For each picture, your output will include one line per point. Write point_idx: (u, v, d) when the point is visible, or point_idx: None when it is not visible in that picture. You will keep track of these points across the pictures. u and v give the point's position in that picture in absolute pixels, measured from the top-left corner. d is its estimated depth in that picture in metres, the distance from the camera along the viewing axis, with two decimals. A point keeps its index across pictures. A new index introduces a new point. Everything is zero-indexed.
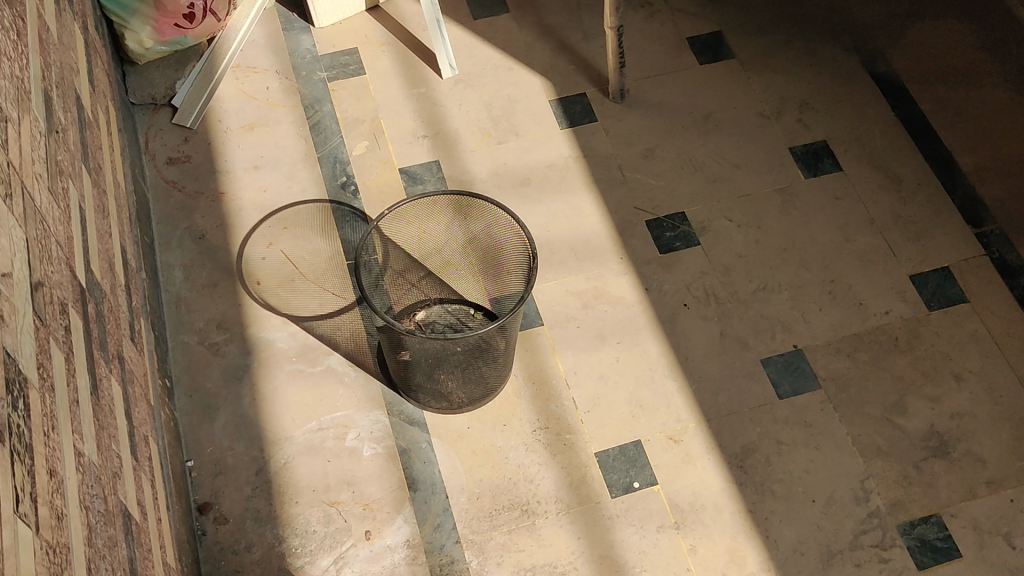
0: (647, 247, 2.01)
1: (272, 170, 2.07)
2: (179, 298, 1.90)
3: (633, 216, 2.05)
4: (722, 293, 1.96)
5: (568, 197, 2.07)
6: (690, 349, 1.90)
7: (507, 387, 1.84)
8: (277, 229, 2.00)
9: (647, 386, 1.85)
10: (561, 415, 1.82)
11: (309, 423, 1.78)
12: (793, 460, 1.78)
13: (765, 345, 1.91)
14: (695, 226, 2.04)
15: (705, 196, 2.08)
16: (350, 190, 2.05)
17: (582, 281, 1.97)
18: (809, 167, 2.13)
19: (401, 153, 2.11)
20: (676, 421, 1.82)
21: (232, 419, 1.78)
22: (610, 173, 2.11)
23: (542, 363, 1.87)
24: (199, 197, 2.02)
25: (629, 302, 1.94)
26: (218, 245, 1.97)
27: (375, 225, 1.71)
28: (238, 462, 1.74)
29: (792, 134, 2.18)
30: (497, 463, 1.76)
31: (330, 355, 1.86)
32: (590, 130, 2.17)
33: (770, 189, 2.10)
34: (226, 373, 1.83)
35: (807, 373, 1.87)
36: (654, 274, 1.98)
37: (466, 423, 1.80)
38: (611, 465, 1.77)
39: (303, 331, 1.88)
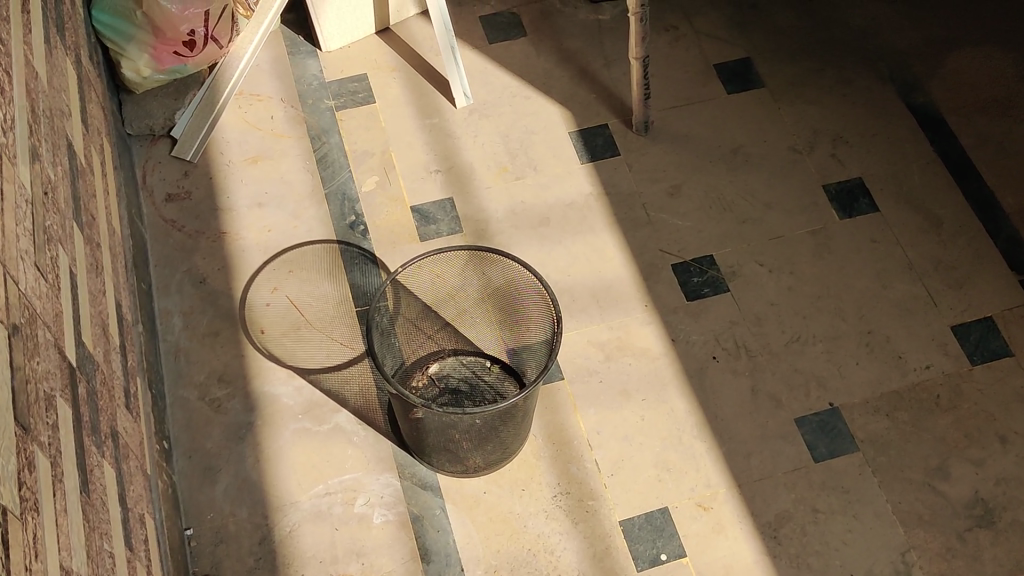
0: (673, 293, 1.90)
1: (277, 208, 1.95)
2: (178, 348, 1.80)
3: (659, 259, 1.94)
4: (754, 344, 1.85)
5: (590, 238, 1.96)
6: (720, 407, 1.79)
7: (526, 448, 1.73)
8: (282, 272, 1.89)
9: (674, 447, 1.74)
10: (583, 479, 1.71)
11: (316, 487, 1.68)
12: (830, 530, 1.68)
13: (800, 403, 1.80)
14: (724, 271, 1.93)
15: (734, 238, 1.97)
16: (359, 230, 1.93)
17: (605, 331, 1.85)
18: (844, 207, 2.02)
19: (412, 189, 1.99)
20: (706, 486, 1.71)
21: (235, 482, 1.68)
22: (634, 212, 1.99)
23: (562, 421, 1.76)
24: (200, 237, 1.92)
25: (655, 354, 1.83)
26: (219, 290, 1.86)
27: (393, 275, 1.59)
28: (240, 530, 1.64)
29: (826, 171, 2.06)
30: (516, 531, 1.66)
31: (339, 412, 1.75)
32: (613, 165, 2.06)
33: (803, 231, 1.98)
34: (228, 431, 1.72)
35: (843, 435, 1.77)
36: (681, 323, 1.87)
37: (482, 487, 1.69)
38: (637, 534, 1.66)
39: (309, 385, 1.77)
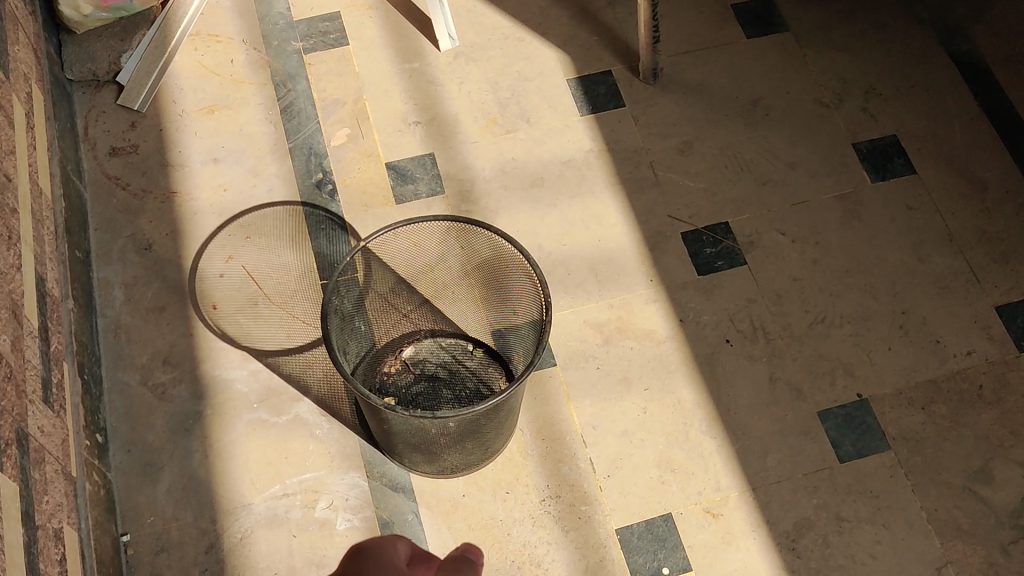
0: (682, 266, 1.68)
1: (234, 164, 1.73)
2: (118, 325, 1.59)
3: (667, 226, 1.72)
4: (773, 325, 1.63)
5: (589, 202, 1.73)
6: (733, 398, 1.57)
7: (512, 444, 1.53)
8: (239, 237, 1.66)
9: (680, 445, 1.53)
10: (576, 481, 1.50)
11: (271, 487, 1.47)
12: (857, 541, 1.47)
13: (824, 393, 1.58)
14: (740, 240, 1.71)
15: (751, 202, 1.75)
16: (327, 189, 1.71)
17: (604, 309, 1.64)
18: (877, 168, 1.78)
19: (388, 143, 1.76)
20: (715, 489, 1.50)
21: (179, 481, 1.47)
22: (639, 172, 1.77)
23: (553, 413, 1.55)
24: (147, 197, 1.69)
25: (660, 337, 1.62)
26: (167, 257, 1.64)
27: (361, 245, 1.35)
28: (184, 537, 1.44)
29: (857, 127, 1.83)
30: (498, 541, 1.45)
31: (300, 400, 1.54)
32: (616, 118, 1.82)
33: (829, 195, 1.76)
34: (173, 422, 1.51)
35: (873, 431, 1.55)
36: (690, 301, 1.65)
37: (461, 490, 1.49)
38: (636, 545, 1.46)
39: (266, 369, 1.56)
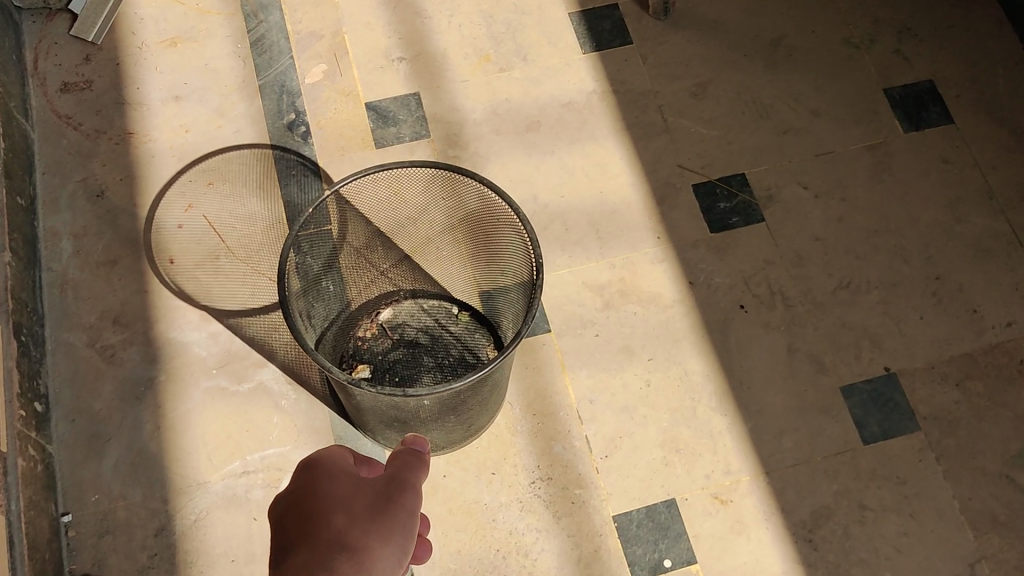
0: (692, 223, 1.52)
1: (197, 102, 1.56)
2: (65, 280, 1.43)
3: (677, 177, 1.55)
4: (792, 290, 1.47)
5: (590, 149, 1.56)
6: (746, 371, 1.42)
7: (500, 419, 1.38)
8: (200, 184, 1.50)
9: (686, 423, 1.38)
10: (569, 461, 1.35)
11: (230, 464, 1.32)
12: (882, 533, 1.32)
13: (847, 367, 1.42)
14: (757, 194, 1.54)
15: (771, 152, 1.57)
16: (299, 131, 1.54)
17: (605, 270, 1.47)
18: (910, 116, 1.61)
19: (369, 81, 1.58)
20: (724, 473, 1.35)
21: (127, 456, 1.33)
22: (647, 117, 1.59)
23: (546, 384, 1.40)
24: (100, 137, 1.52)
25: (667, 302, 1.46)
26: (121, 205, 1.48)
27: (327, 195, 1.18)
28: (131, 518, 1.29)
29: (889, 70, 1.65)
30: (481, 527, 1.31)
31: (264, 367, 1.38)
32: (622, 56, 1.64)
33: (857, 146, 1.58)
34: (122, 390, 1.36)
35: (902, 409, 1.39)
36: (701, 261, 1.49)
37: (442, 470, 1.34)
38: (635, 533, 1.31)
39: (228, 331, 1.40)
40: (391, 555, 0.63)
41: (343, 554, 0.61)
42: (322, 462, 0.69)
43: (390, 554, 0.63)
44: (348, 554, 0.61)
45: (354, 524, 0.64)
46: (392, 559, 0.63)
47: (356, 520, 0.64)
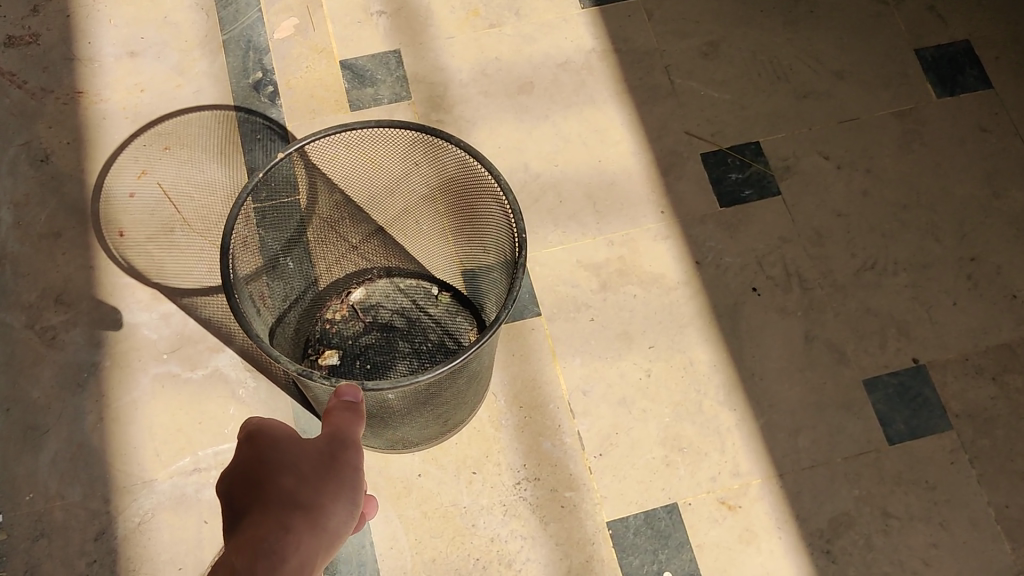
0: (701, 196, 1.37)
1: (154, 59, 1.41)
2: (4, 254, 1.29)
3: (684, 145, 1.40)
4: (810, 271, 1.32)
5: (588, 114, 1.41)
6: (759, 361, 1.27)
7: (482, 412, 1.23)
8: (156, 149, 1.36)
9: (691, 418, 1.24)
10: (559, 460, 1.21)
11: (180, 460, 1.19)
12: (909, 544, 1.17)
13: (871, 358, 1.28)
14: (773, 164, 1.39)
15: (788, 119, 1.42)
16: (266, 92, 1.39)
17: (602, 247, 1.33)
18: (944, 80, 1.45)
19: (345, 37, 1.44)
20: (733, 475, 1.21)
21: (66, 450, 1.19)
22: (651, 79, 1.44)
23: (535, 374, 1.26)
24: (47, 97, 1.38)
25: (670, 283, 1.31)
26: (67, 172, 1.34)
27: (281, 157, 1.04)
28: (69, 520, 1.15)
29: (920, 29, 1.49)
30: (460, 533, 1.16)
31: (220, 352, 1.25)
32: (626, 12, 1.49)
33: (884, 112, 1.43)
34: (63, 376, 1.22)
35: (932, 405, 1.25)
36: (709, 239, 1.34)
37: (416, 468, 1.20)
38: (632, 542, 1.17)
39: (181, 312, 1.26)
40: (343, 511, 0.64)
41: (298, 510, 0.61)
42: (264, 426, 0.67)
43: (340, 511, 0.64)
44: (303, 511, 0.61)
45: (306, 482, 0.63)
46: (343, 516, 0.64)
47: (306, 480, 0.64)
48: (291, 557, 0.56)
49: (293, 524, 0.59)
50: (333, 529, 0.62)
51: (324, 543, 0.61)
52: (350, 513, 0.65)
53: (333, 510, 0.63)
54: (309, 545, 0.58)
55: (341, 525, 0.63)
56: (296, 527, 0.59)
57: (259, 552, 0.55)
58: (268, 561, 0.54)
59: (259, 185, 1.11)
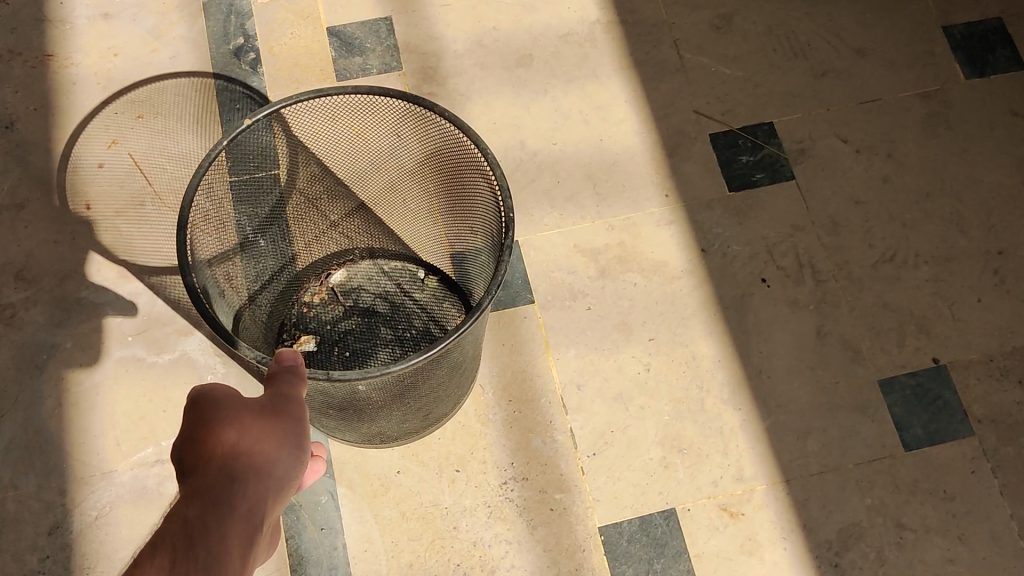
0: (708, 179, 1.28)
1: (130, 22, 1.33)
2: None
3: (692, 124, 1.31)
4: (824, 262, 1.23)
5: (591, 89, 1.32)
6: (767, 357, 1.18)
7: (469, 406, 1.15)
8: (128, 117, 1.27)
9: (692, 418, 1.15)
10: (549, 460, 1.12)
11: (142, 450, 1.11)
12: (924, 559, 1.09)
13: (888, 356, 1.19)
14: (787, 147, 1.30)
15: (804, 98, 1.33)
16: (247, 59, 1.31)
17: (602, 232, 1.24)
18: (973, 60, 1.36)
19: (334, 3, 1.35)
20: (736, 480, 1.12)
21: (22, 437, 1.11)
22: (659, 53, 1.35)
23: (526, 367, 1.17)
24: (15, 60, 1.30)
25: (674, 272, 1.22)
26: (33, 140, 1.25)
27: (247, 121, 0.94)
28: (22, 512, 1.07)
29: (948, 6, 1.40)
30: (439, 536, 1.08)
31: (189, 336, 1.16)
32: None
33: (908, 93, 1.34)
34: (20, 357, 1.14)
35: (953, 410, 1.16)
36: (717, 225, 1.25)
37: (396, 465, 1.11)
38: (625, 550, 1.08)
39: (148, 292, 1.18)
40: (288, 459, 0.62)
41: (240, 462, 0.59)
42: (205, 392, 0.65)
43: (284, 458, 0.62)
44: (247, 462, 0.59)
45: (249, 435, 0.61)
46: (289, 464, 0.62)
47: (248, 432, 0.62)
48: (239, 507, 0.55)
49: (235, 474, 0.57)
50: (279, 474, 0.61)
51: (270, 492, 0.59)
52: (296, 461, 0.63)
53: (277, 458, 0.61)
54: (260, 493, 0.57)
55: (287, 471, 0.61)
56: (238, 477, 0.57)
57: (209, 503, 0.54)
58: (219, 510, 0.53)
59: (227, 156, 1.03)
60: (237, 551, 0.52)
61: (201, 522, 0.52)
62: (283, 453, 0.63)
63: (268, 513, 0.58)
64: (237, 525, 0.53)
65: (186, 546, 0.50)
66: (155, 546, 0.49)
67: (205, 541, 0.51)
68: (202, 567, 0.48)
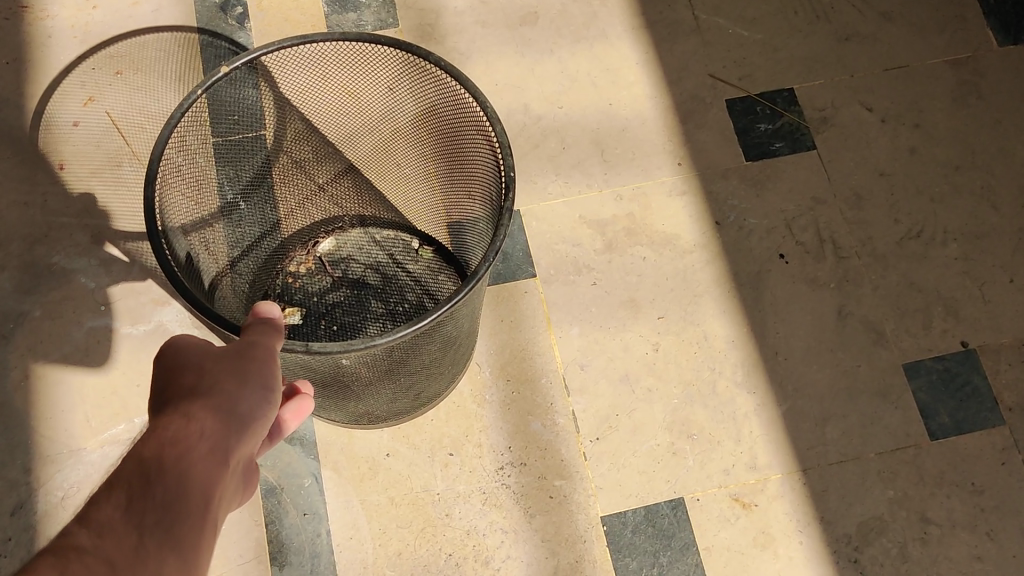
0: (724, 148, 1.20)
1: None
2: None
3: (707, 89, 1.23)
4: (847, 238, 1.16)
5: (600, 50, 1.24)
6: (784, 338, 1.11)
7: (464, 385, 1.07)
8: (106, 72, 1.20)
9: (704, 401, 1.07)
10: (549, 444, 1.05)
11: (113, 427, 1.03)
12: (950, 556, 1.01)
13: (914, 339, 1.11)
14: (808, 115, 1.22)
15: (827, 64, 1.25)
16: (234, 14, 1.23)
17: (610, 202, 1.16)
18: (1006, 27, 1.28)
19: None
20: (750, 468, 1.05)
21: None
22: (673, 14, 1.27)
23: (526, 344, 1.09)
24: None
25: (686, 246, 1.15)
26: (5, 95, 1.17)
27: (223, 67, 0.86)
28: None
29: None
30: (430, 524, 1.01)
31: (166, 307, 1.09)
32: None
33: (939, 60, 1.26)
34: None
35: (982, 397, 1.08)
36: (732, 196, 1.17)
37: (385, 447, 1.04)
38: (629, 542, 1.01)
39: (123, 259, 1.11)
40: (253, 395, 0.59)
41: (202, 402, 0.56)
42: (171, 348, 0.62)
43: (250, 395, 0.59)
44: (208, 401, 0.56)
45: (211, 377, 0.59)
46: (255, 401, 0.59)
47: (210, 374, 0.59)
48: (196, 450, 0.51)
49: (196, 413, 0.55)
50: (243, 416, 0.57)
51: (237, 427, 0.56)
52: (265, 399, 0.60)
53: (237, 403, 0.57)
54: (221, 426, 0.55)
55: (254, 408, 0.58)
56: (199, 415, 0.55)
57: (170, 435, 0.51)
58: (179, 442, 0.51)
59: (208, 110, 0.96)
60: (199, 482, 0.49)
61: (159, 452, 0.49)
62: (246, 394, 0.59)
63: (235, 445, 0.55)
64: (200, 461, 0.51)
65: (144, 477, 0.47)
66: (112, 483, 0.47)
67: (165, 470, 0.48)
68: (161, 503, 0.46)
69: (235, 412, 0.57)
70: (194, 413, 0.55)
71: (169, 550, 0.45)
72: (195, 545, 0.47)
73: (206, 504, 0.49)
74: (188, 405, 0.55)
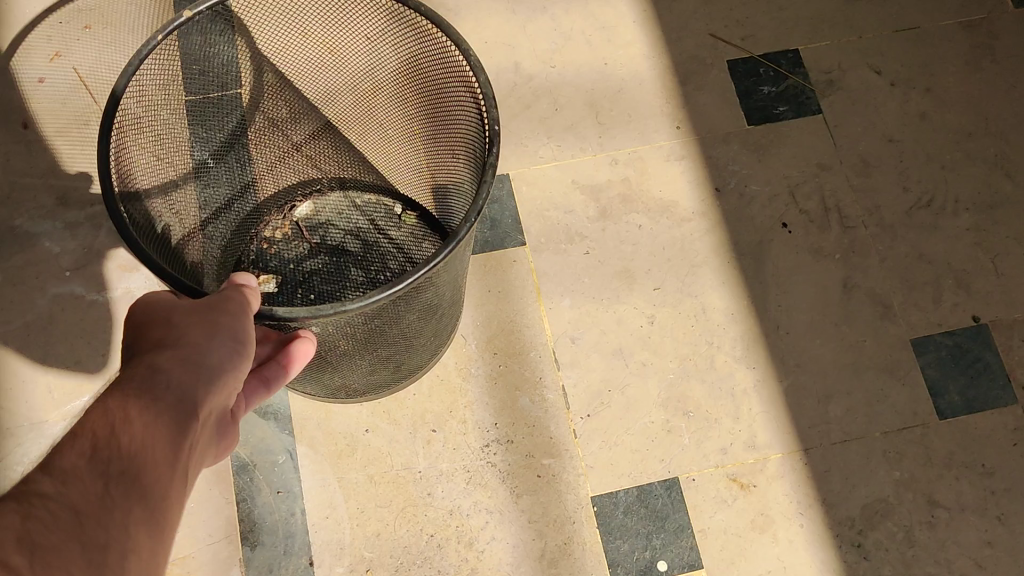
0: (725, 112, 1.14)
1: None
2: None
3: (708, 50, 1.17)
4: (853, 207, 1.10)
5: (595, 8, 1.18)
6: (786, 311, 1.05)
7: (448, 358, 1.02)
8: (75, 26, 1.13)
9: (701, 377, 1.02)
10: (538, 421, 0.99)
11: (78, 399, 0.98)
12: (959, 541, 0.96)
13: (923, 313, 1.05)
14: (814, 77, 1.16)
15: (834, 24, 1.19)
16: None
17: (604, 167, 1.10)
18: None
19: None
20: (749, 448, 0.99)
21: None
22: None
23: (514, 315, 1.04)
24: None
25: (684, 213, 1.09)
26: None
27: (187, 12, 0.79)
28: None
29: None
30: (411, 504, 0.96)
31: (135, 272, 1.03)
32: None
33: (951, 21, 1.19)
34: None
35: (993, 374, 1.03)
36: (734, 162, 1.11)
37: (364, 422, 0.99)
38: (621, 524, 0.96)
39: (90, 222, 1.05)
40: (224, 345, 0.57)
41: (169, 352, 0.55)
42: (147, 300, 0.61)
43: (220, 346, 0.57)
44: (175, 351, 0.55)
45: (180, 327, 0.57)
46: (226, 351, 0.57)
47: (181, 322, 0.57)
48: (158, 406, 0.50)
49: (161, 365, 0.53)
50: (212, 367, 0.56)
51: (205, 379, 0.55)
52: (238, 351, 0.58)
53: (205, 353, 0.56)
54: (186, 380, 0.53)
55: (223, 359, 0.56)
56: (164, 367, 0.53)
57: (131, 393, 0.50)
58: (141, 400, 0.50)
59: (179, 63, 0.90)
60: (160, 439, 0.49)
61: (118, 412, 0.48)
62: (216, 344, 0.57)
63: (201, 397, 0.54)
64: (163, 420, 0.50)
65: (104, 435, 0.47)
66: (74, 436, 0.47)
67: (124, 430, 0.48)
68: (121, 457, 0.46)
69: (206, 361, 0.55)
70: (160, 364, 0.53)
71: (132, 503, 0.45)
72: (160, 498, 0.47)
73: (169, 460, 0.49)
74: (156, 356, 0.54)
